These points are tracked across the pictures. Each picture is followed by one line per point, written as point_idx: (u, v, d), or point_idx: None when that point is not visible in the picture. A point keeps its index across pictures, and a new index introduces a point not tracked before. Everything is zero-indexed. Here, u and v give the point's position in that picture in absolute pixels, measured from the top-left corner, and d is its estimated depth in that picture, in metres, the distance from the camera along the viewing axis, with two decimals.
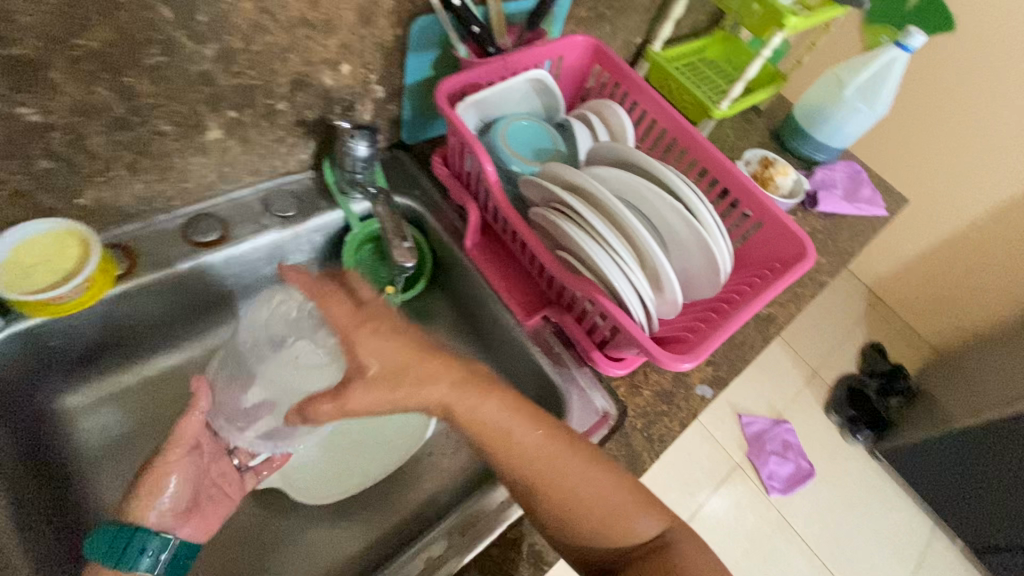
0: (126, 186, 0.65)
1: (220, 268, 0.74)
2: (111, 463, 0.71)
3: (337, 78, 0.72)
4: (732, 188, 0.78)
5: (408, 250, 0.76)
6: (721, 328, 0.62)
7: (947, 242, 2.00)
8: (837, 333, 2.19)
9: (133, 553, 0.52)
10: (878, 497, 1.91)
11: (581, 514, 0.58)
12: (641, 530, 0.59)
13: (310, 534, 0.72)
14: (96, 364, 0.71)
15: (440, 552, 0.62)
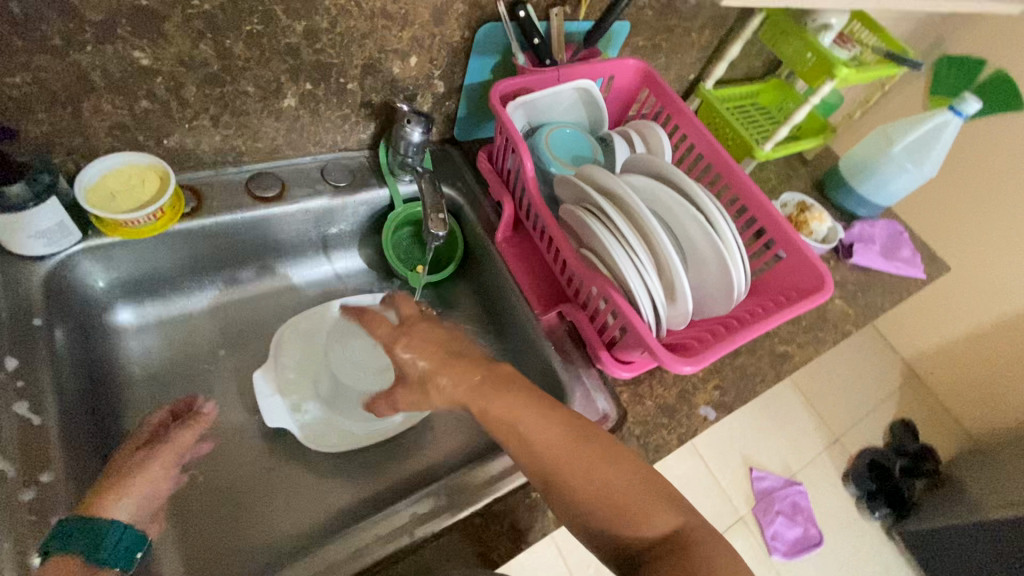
0: (207, 136, 0.74)
1: (272, 223, 0.81)
2: (145, 383, 0.77)
3: (404, 68, 0.79)
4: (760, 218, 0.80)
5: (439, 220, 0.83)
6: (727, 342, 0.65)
7: (995, 325, 1.91)
8: (867, 403, 2.10)
9: (106, 543, 0.53)
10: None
11: (605, 489, 0.55)
12: (662, 517, 0.54)
13: (308, 482, 0.76)
14: (150, 291, 0.78)
15: (426, 509, 0.64)
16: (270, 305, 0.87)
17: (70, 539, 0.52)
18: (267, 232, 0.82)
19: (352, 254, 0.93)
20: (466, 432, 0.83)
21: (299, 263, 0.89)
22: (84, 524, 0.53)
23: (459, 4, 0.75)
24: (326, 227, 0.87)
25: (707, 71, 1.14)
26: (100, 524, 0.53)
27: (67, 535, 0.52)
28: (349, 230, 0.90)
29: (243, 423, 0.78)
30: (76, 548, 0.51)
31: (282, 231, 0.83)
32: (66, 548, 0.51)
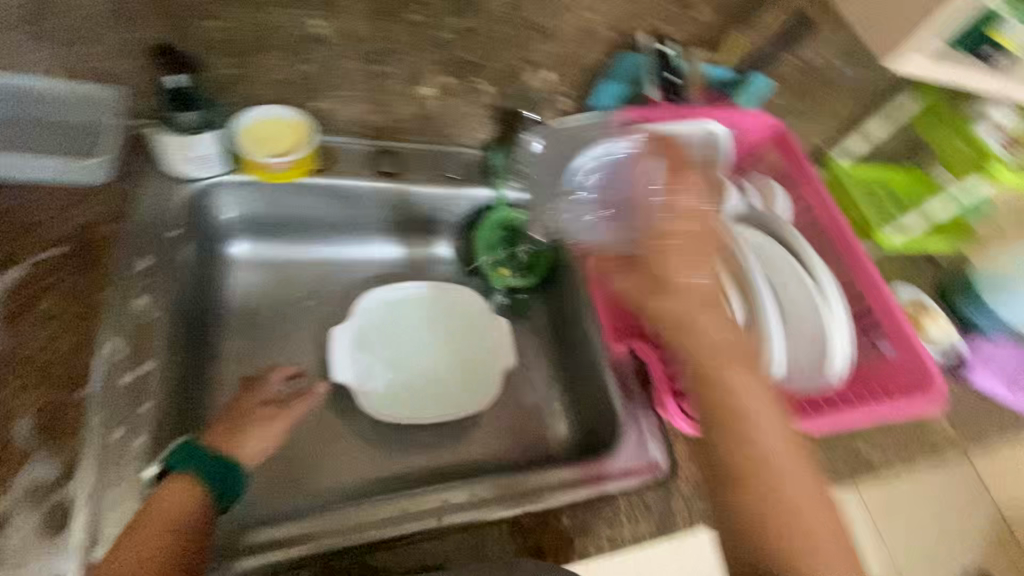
0: (353, 107, 0.81)
1: (385, 195, 0.86)
2: (237, 314, 0.82)
3: (542, 81, 0.83)
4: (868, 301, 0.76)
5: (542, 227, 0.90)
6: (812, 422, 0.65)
7: None
8: None
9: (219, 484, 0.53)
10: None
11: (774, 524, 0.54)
12: None
13: (353, 446, 0.78)
14: (265, 233, 0.85)
15: (456, 500, 0.64)
16: (360, 272, 0.92)
17: (185, 461, 0.53)
18: (379, 203, 0.87)
19: (444, 244, 0.96)
20: (507, 442, 0.83)
21: (395, 240, 0.94)
22: (198, 452, 0.54)
23: (606, 31, 0.78)
24: (429, 213, 0.92)
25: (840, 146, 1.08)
26: (209, 454, 0.54)
27: (182, 457, 0.53)
28: (451, 223, 0.94)
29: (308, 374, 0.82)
30: (189, 471, 0.53)
31: (393, 207, 0.88)
32: (182, 469, 0.53)
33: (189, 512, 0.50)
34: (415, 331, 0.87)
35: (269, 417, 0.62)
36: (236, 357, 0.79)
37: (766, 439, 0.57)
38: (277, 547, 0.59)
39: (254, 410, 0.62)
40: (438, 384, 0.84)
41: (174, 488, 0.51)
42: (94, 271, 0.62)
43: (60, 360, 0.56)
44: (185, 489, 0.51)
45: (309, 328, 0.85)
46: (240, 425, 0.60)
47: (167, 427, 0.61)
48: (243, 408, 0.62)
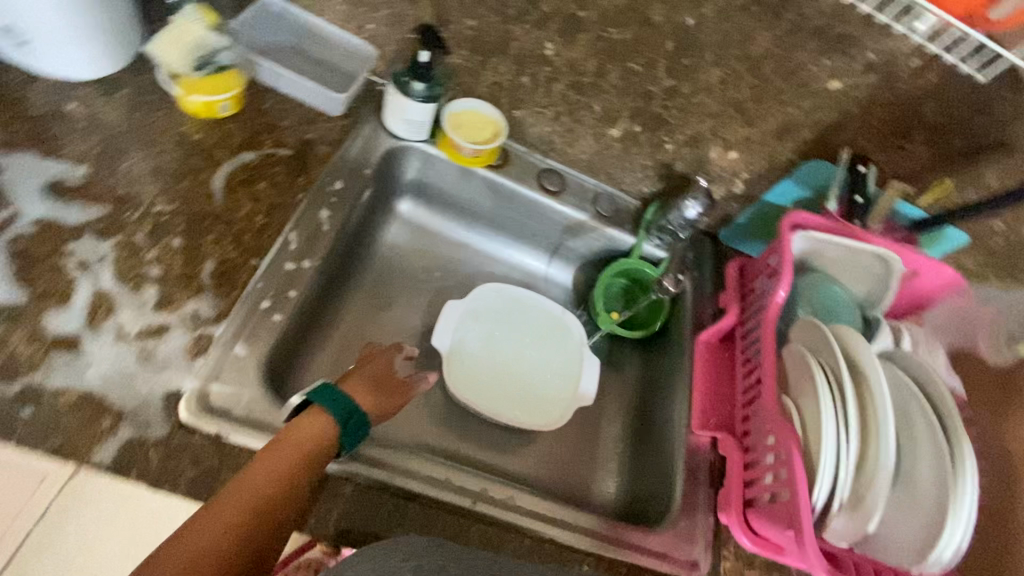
0: (542, 123, 0.88)
1: (537, 207, 0.93)
2: (378, 256, 0.92)
3: (721, 157, 0.85)
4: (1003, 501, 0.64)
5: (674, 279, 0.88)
6: None
7: None
8: None
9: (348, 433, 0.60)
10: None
11: None
12: None
13: (420, 408, 0.83)
14: (428, 201, 0.95)
15: (498, 495, 0.66)
16: (488, 266, 0.99)
17: (326, 401, 0.60)
18: (529, 211, 0.94)
19: (569, 270, 1.02)
20: (554, 473, 0.83)
21: (528, 250, 1.00)
22: (337, 399, 0.61)
23: (806, 131, 0.79)
24: (569, 238, 0.97)
25: None
26: (347, 403, 0.61)
27: (324, 396, 0.61)
28: (583, 255, 0.99)
29: (410, 330, 0.89)
30: (328, 411, 0.60)
31: (539, 219, 0.95)
32: (321, 406, 0.60)
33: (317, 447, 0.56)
34: (515, 335, 0.91)
35: (389, 389, 0.69)
36: (364, 291, 0.88)
37: None
38: (364, 463, 0.62)
39: (383, 378, 0.70)
40: (514, 391, 0.87)
41: (312, 419, 0.58)
42: (303, 177, 0.75)
43: (252, 231, 0.68)
44: (321, 425, 0.58)
45: (427, 292, 0.93)
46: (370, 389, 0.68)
47: (299, 318, 0.70)
48: (375, 374, 0.70)
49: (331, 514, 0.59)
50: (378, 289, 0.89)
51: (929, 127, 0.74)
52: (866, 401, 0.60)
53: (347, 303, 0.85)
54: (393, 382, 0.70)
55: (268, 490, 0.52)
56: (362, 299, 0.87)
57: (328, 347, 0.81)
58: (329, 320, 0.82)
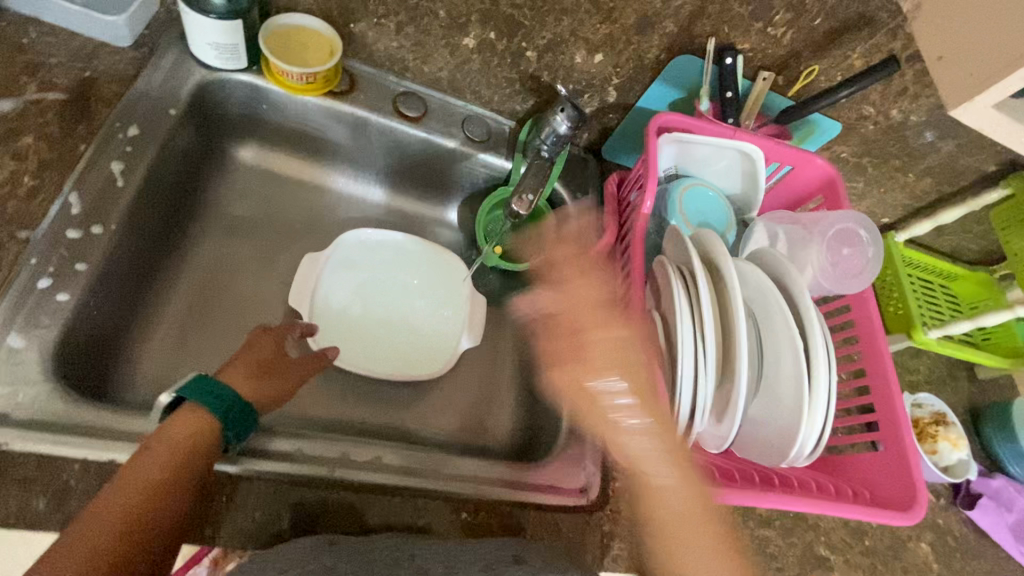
0: (386, 39, 0.77)
1: (398, 139, 0.83)
2: (222, 213, 0.81)
3: (586, 61, 0.77)
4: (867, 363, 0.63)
5: (526, 202, 0.80)
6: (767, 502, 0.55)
7: None
8: None
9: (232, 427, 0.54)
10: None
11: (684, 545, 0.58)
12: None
13: None
14: (274, 143, 0.84)
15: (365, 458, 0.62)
16: (358, 211, 0.90)
17: (204, 397, 0.54)
18: (391, 144, 0.84)
19: (451, 206, 0.94)
20: (448, 420, 0.79)
21: (402, 189, 0.91)
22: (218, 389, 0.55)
23: (669, 23, 0.72)
24: (442, 170, 0.88)
25: (904, 225, 1.01)
26: (228, 394, 0.55)
27: (200, 390, 0.54)
28: (464, 187, 0.91)
29: (271, 294, 0.79)
30: (207, 408, 0.53)
31: (406, 153, 0.85)
32: (197, 402, 0.53)
33: (196, 447, 0.51)
34: (393, 281, 0.84)
35: (280, 370, 0.62)
36: (209, 256, 0.78)
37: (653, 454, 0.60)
38: (258, 455, 0.58)
39: (269, 360, 0.62)
40: (396, 343, 0.81)
41: (187, 419, 0.52)
42: (84, 124, 0.62)
43: (18, 198, 0.56)
44: (197, 425, 0.52)
45: (292, 249, 0.83)
46: (254, 376, 0.60)
47: (106, 294, 0.60)
48: (257, 357, 0.61)
49: (239, 519, 0.54)
50: (229, 252, 0.79)
51: (791, 7, 0.69)
52: (726, 306, 0.58)
53: (190, 271, 0.76)
54: (286, 363, 0.63)
55: (149, 493, 0.46)
56: (207, 265, 0.77)
57: (166, 324, 0.71)
58: (166, 290, 0.73)
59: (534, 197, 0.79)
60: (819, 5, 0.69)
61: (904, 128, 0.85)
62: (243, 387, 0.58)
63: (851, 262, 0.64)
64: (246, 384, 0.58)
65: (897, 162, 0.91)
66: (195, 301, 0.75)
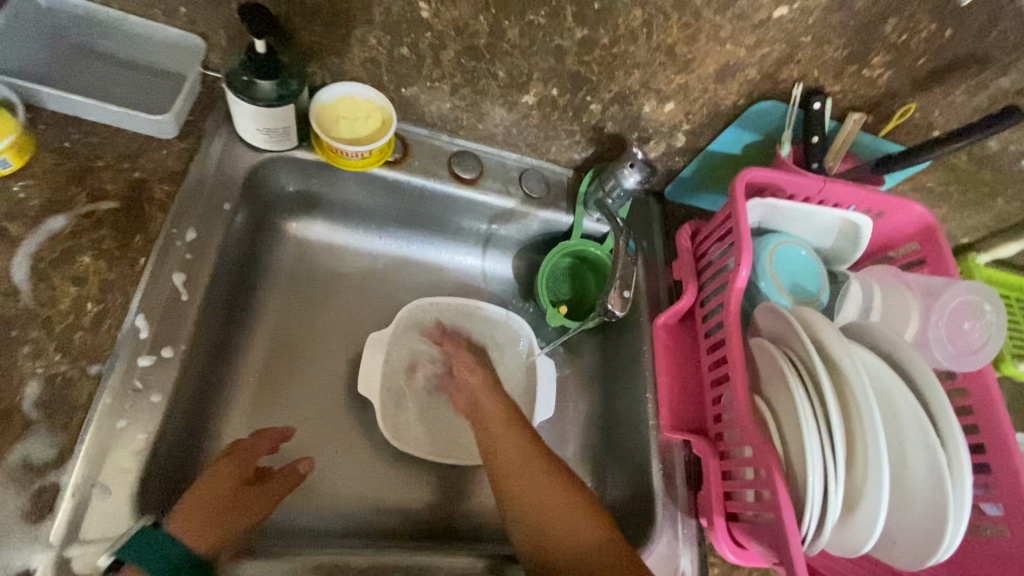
0: (440, 100, 0.72)
1: (456, 201, 0.78)
2: (278, 291, 0.77)
3: (656, 110, 0.71)
4: (988, 443, 0.60)
5: (621, 300, 0.69)
6: None
7: None
8: None
9: None
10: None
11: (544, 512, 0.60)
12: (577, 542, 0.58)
13: (360, 462, 0.73)
14: (325, 213, 0.80)
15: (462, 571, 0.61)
16: (411, 272, 0.85)
17: (148, 557, 0.47)
18: (447, 207, 0.79)
19: (506, 260, 0.89)
20: None
21: (455, 246, 0.86)
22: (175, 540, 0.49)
23: (752, 70, 0.65)
24: (498, 226, 0.83)
25: (993, 244, 0.94)
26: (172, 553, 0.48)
27: (145, 547, 0.47)
28: (521, 241, 0.86)
29: (332, 375, 0.76)
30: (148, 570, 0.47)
31: (463, 214, 0.81)
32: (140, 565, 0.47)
33: None
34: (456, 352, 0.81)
35: (240, 504, 0.56)
36: (268, 341, 0.74)
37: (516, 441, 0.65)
38: None
39: (231, 494, 0.56)
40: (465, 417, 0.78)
41: None
42: (140, 235, 0.58)
43: (84, 328, 0.52)
44: None
45: (351, 323, 0.79)
46: (212, 514, 0.54)
47: (179, 415, 0.57)
48: (222, 488, 0.55)
49: None
50: (286, 335, 0.76)
51: (893, 48, 0.62)
52: (848, 399, 0.54)
53: (249, 363, 0.72)
54: (244, 496, 0.57)
55: None
56: (265, 352, 0.74)
57: (234, 424, 0.69)
58: (229, 385, 0.70)
59: (631, 293, 0.70)
60: (925, 46, 0.62)
61: (998, 157, 0.78)
62: (200, 533, 0.52)
63: (972, 338, 0.62)
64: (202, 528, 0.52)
65: (985, 189, 0.84)
66: (258, 395, 0.71)
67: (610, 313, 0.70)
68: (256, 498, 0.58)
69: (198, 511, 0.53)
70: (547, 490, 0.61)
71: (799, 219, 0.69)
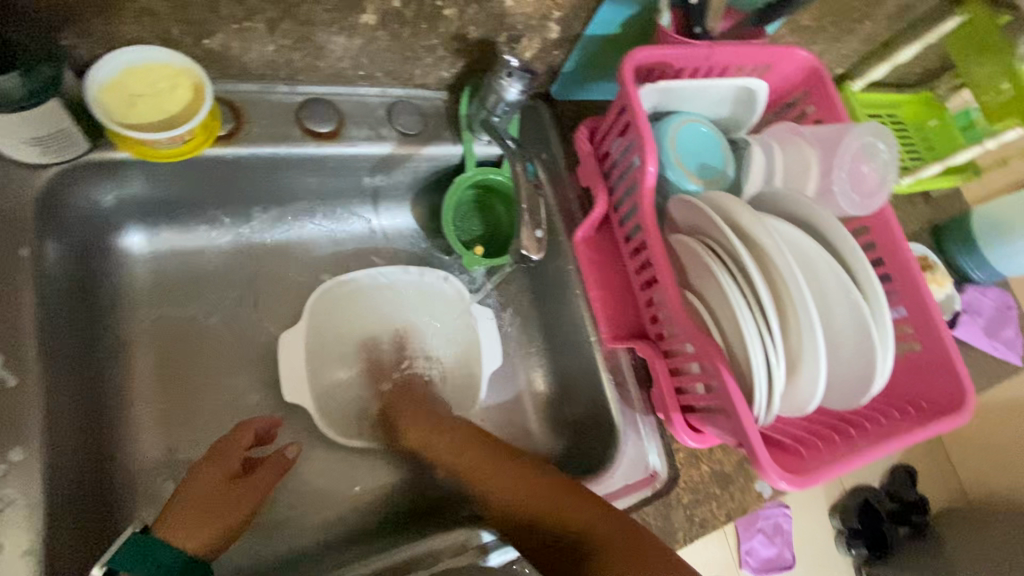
0: (257, 43, 0.57)
1: (322, 163, 0.66)
2: (144, 322, 0.66)
3: (519, 2, 0.61)
4: (891, 269, 0.64)
5: (535, 241, 0.64)
6: (844, 454, 0.55)
7: None
8: None
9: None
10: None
11: (545, 508, 0.58)
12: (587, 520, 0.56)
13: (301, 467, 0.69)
14: (167, 218, 0.66)
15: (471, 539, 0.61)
16: (297, 252, 0.74)
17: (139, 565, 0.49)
18: (314, 172, 0.67)
19: (403, 210, 0.79)
20: None
21: (341, 211, 0.75)
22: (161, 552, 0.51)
23: None
24: (380, 177, 0.73)
25: (864, 69, 0.94)
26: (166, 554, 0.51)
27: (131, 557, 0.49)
28: (410, 185, 0.76)
29: (246, 392, 0.68)
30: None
31: (336, 174, 0.69)
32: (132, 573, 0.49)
33: None
34: (377, 326, 0.75)
35: (234, 498, 0.57)
36: (156, 379, 0.65)
37: (488, 463, 0.64)
38: None
39: (217, 493, 0.56)
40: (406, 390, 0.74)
41: None
42: None
43: None
44: None
45: (246, 329, 0.70)
46: (197, 516, 0.54)
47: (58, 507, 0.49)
48: (208, 491, 0.56)
49: None
50: (175, 366, 0.66)
51: None
52: (772, 275, 0.54)
53: (142, 416, 0.63)
54: (234, 489, 0.57)
55: None
56: (157, 397, 0.64)
57: (153, 485, 0.62)
58: (124, 439, 0.62)
59: (543, 231, 0.64)
60: None
61: None
62: (187, 539, 0.54)
63: (871, 181, 0.64)
64: (194, 533, 0.54)
65: (858, 14, 0.82)
66: (167, 447, 0.63)
67: (529, 259, 0.64)
68: (248, 488, 0.58)
69: (190, 512, 0.55)
70: (538, 492, 0.59)
71: (691, 94, 0.65)
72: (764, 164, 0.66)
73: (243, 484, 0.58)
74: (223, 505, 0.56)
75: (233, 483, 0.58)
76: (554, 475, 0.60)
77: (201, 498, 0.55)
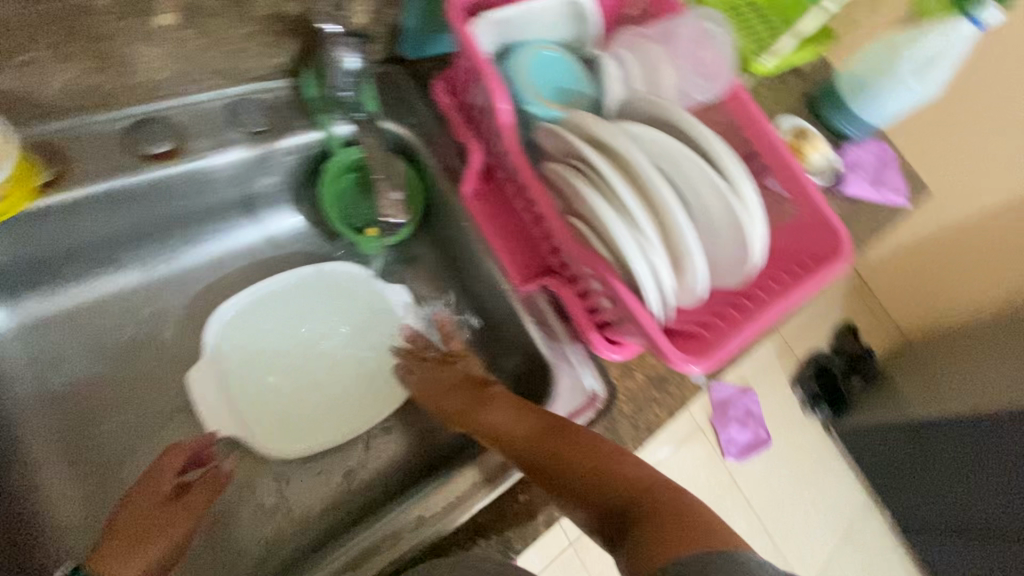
0: (51, 73, 0.52)
1: (175, 185, 0.63)
2: (35, 394, 0.63)
3: None
4: (756, 144, 0.66)
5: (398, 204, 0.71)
6: (740, 327, 0.58)
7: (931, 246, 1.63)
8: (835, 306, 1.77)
9: None
10: (854, 530, 1.61)
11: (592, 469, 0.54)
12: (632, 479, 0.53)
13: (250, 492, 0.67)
14: (25, 285, 0.62)
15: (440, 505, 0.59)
16: (182, 283, 0.72)
17: None
18: (171, 197, 0.64)
19: (284, 213, 0.76)
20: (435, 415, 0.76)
21: (218, 231, 0.73)
22: None
23: None
24: (245, 185, 0.69)
25: None
26: None
27: None
28: (281, 185, 0.73)
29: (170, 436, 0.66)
30: None
31: (196, 195, 0.66)
32: None
33: None
34: (292, 333, 0.74)
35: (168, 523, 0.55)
36: (66, 448, 0.63)
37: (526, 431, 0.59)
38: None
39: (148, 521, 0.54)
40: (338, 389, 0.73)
41: None
42: None
43: None
44: None
45: (154, 372, 0.68)
46: (132, 547, 0.52)
47: None
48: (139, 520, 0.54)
49: None
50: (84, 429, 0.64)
51: None
52: (637, 180, 0.55)
53: (63, 489, 0.61)
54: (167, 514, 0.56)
55: None
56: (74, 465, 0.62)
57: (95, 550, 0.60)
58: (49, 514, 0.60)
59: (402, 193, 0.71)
60: None
61: None
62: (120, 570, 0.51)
63: (711, 62, 0.66)
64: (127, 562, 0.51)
65: None
66: (95, 510, 0.62)
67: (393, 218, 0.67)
68: (181, 512, 0.57)
69: (122, 544, 0.52)
70: (582, 456, 0.55)
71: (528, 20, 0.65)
72: (619, 73, 0.67)
73: (175, 508, 0.57)
74: (155, 531, 0.54)
75: (166, 508, 0.56)
76: (592, 439, 0.57)
77: (133, 527, 0.53)
